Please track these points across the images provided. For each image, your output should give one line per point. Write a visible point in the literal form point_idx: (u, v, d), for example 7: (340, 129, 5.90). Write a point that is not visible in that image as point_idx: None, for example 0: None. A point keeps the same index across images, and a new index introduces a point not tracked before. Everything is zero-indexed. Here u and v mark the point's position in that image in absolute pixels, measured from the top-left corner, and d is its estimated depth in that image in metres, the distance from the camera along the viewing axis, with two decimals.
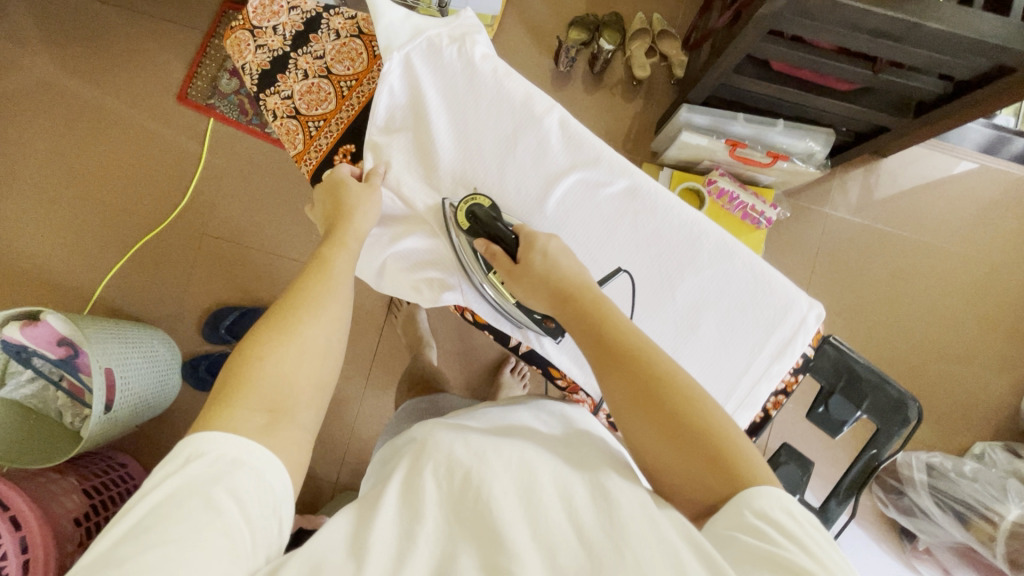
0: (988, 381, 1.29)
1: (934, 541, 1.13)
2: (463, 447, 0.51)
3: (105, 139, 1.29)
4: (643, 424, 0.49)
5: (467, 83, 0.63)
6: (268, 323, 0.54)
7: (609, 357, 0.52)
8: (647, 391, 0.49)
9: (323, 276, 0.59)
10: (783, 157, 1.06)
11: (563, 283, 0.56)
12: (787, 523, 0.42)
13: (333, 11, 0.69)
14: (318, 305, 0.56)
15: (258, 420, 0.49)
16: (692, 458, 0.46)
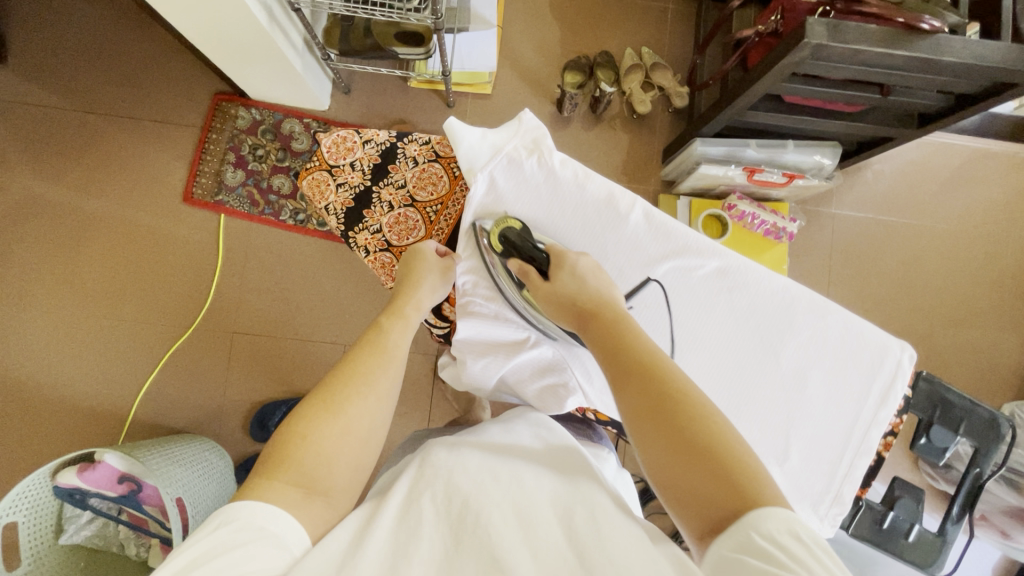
0: (1004, 344, 1.37)
1: (989, 507, 1.19)
2: (462, 472, 0.54)
3: (114, 253, 1.25)
4: (655, 440, 0.49)
5: (543, 192, 0.68)
6: (318, 398, 0.55)
7: (620, 372, 0.54)
8: (652, 402, 0.50)
9: (370, 353, 0.59)
10: (797, 176, 1.12)
11: (589, 300, 0.60)
12: (790, 545, 0.39)
13: (406, 141, 0.74)
14: (366, 385, 0.56)
15: (293, 495, 0.48)
16: (698, 471, 0.46)
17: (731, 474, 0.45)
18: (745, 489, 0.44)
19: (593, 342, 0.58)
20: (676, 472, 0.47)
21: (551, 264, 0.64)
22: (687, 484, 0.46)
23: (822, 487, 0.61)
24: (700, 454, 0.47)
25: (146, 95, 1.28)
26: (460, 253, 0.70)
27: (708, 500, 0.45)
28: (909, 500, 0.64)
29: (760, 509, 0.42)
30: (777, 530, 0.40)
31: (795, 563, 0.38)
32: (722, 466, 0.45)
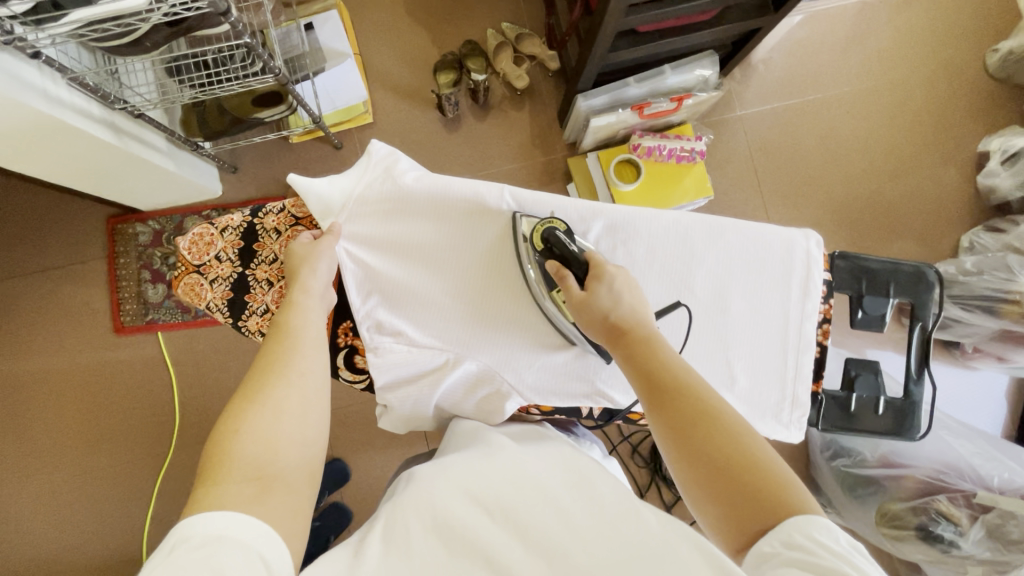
0: (944, 179, 1.38)
1: (978, 338, 1.21)
2: (454, 479, 0.50)
3: (71, 407, 1.23)
4: (699, 463, 0.46)
5: (408, 205, 0.60)
6: (241, 393, 0.50)
7: (660, 393, 0.49)
8: (693, 424, 0.47)
9: (285, 340, 0.53)
10: (686, 96, 1.10)
11: (620, 318, 0.53)
12: (834, 546, 0.39)
13: (262, 211, 0.60)
14: (286, 367, 0.51)
15: (247, 491, 0.43)
16: (739, 495, 0.44)
17: (773, 497, 0.43)
18: (781, 508, 0.43)
19: (627, 362, 0.52)
20: (716, 492, 0.45)
21: (591, 274, 0.55)
22: (731, 511, 0.44)
23: (777, 395, 0.61)
24: (743, 471, 0.45)
25: (42, 245, 1.25)
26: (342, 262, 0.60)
27: (743, 515, 0.44)
28: (867, 376, 0.64)
29: (800, 516, 0.41)
30: (818, 534, 0.40)
31: (846, 558, 0.38)
32: (760, 487, 0.44)
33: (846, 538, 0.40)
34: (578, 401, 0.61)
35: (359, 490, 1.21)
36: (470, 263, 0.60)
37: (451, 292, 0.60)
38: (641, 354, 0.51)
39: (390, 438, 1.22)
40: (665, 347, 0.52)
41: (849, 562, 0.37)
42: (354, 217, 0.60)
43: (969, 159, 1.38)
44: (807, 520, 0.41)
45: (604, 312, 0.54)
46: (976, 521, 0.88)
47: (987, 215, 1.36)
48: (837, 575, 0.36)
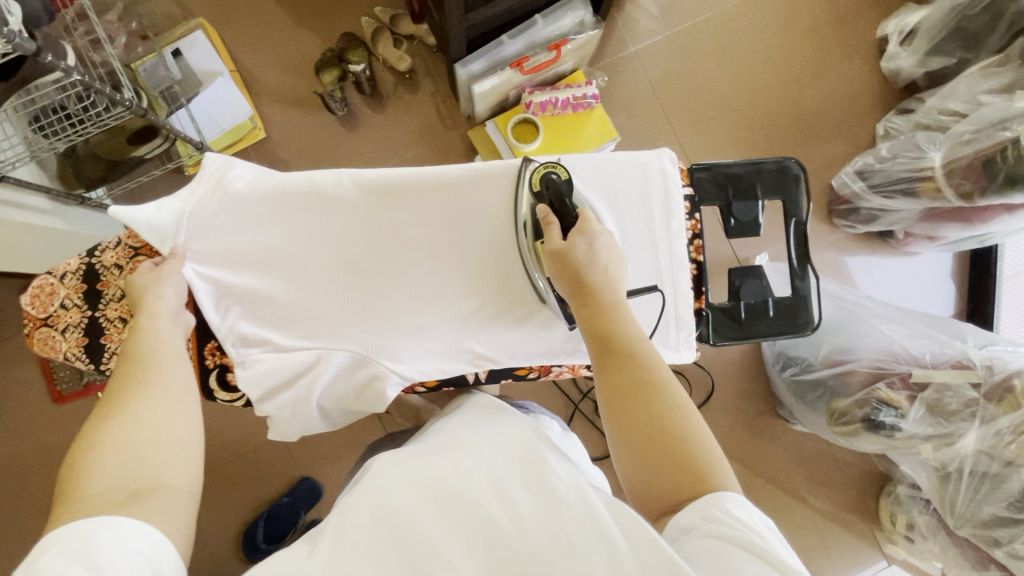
0: (851, 71, 1.37)
1: (907, 222, 1.21)
2: (395, 474, 0.48)
3: (27, 488, 1.19)
4: (626, 422, 0.48)
5: (242, 210, 0.58)
6: (99, 408, 0.48)
7: (609, 354, 0.51)
8: (637, 388, 0.49)
9: (138, 357, 0.51)
10: (563, 42, 1.08)
11: (587, 276, 0.53)
12: (746, 519, 0.41)
13: (98, 250, 0.58)
14: (147, 378, 0.49)
15: (118, 495, 0.42)
16: (660, 465, 0.46)
17: (693, 476, 0.45)
18: (698, 488, 0.45)
19: (587, 322, 0.53)
20: (639, 454, 0.47)
21: (575, 228, 0.55)
22: (652, 480, 0.46)
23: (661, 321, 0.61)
24: (671, 443, 0.46)
25: None
26: (192, 278, 0.57)
27: (662, 484, 0.46)
28: (751, 282, 0.64)
29: (715, 492, 0.44)
30: (732, 507, 0.42)
31: (758, 530, 0.40)
32: (683, 463, 0.46)
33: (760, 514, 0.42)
34: (462, 368, 0.59)
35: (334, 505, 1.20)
36: (423, 263, 0.59)
37: (307, 291, 0.58)
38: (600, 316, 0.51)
39: (353, 447, 1.21)
40: (625, 313, 0.52)
41: (758, 530, 0.40)
42: (193, 231, 0.57)
43: (870, 47, 1.37)
44: (725, 497, 0.44)
45: (578, 268, 0.53)
46: (915, 400, 0.88)
47: (898, 99, 1.35)
48: (737, 539, 0.39)
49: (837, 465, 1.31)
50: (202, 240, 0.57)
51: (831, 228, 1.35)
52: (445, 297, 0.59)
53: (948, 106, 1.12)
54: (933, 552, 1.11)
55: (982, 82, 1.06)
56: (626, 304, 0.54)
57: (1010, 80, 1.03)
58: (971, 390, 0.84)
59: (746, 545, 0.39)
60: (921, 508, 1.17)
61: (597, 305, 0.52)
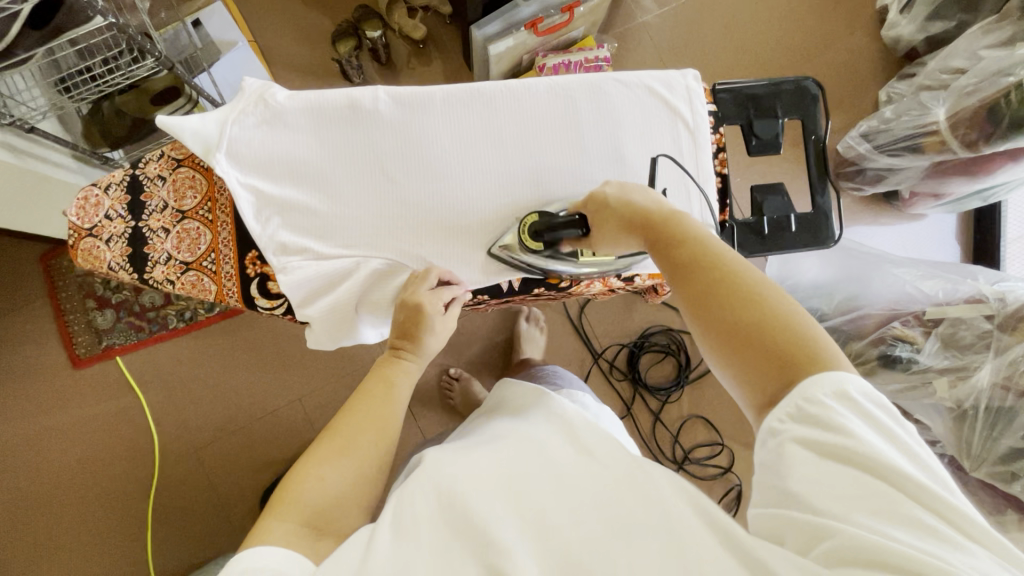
0: (851, 41, 1.41)
1: (913, 181, 1.24)
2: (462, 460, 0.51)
3: (40, 454, 1.17)
4: (709, 328, 0.48)
5: (284, 123, 0.60)
6: (324, 440, 0.51)
7: (676, 269, 0.51)
8: (708, 291, 0.48)
9: (364, 404, 0.54)
10: (576, 5, 1.10)
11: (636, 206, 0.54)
12: (856, 409, 0.41)
13: (142, 162, 0.60)
14: (360, 420, 0.53)
15: (303, 529, 0.46)
16: (751, 356, 0.45)
17: (788, 359, 0.44)
18: (797, 368, 0.43)
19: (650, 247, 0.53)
20: (731, 355, 0.47)
21: (588, 213, 0.58)
22: (751, 373, 0.45)
23: None
24: (757, 332, 0.45)
25: None
26: (233, 185, 0.58)
27: (764, 374, 0.45)
28: (773, 197, 0.66)
29: (816, 372, 0.43)
30: (836, 394, 0.42)
31: (868, 419, 0.41)
32: (776, 347, 0.44)
33: (861, 391, 0.42)
34: (495, 276, 0.62)
35: None
36: (474, 182, 0.62)
37: (345, 204, 0.60)
38: (666, 226, 0.52)
39: None
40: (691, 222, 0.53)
41: (866, 425, 0.41)
42: (232, 142, 0.58)
43: (870, 19, 1.41)
44: (823, 376, 0.43)
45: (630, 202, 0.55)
46: (930, 334, 0.91)
47: (896, 68, 1.39)
48: (844, 451, 0.40)
49: None
50: (241, 151, 0.59)
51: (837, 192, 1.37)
52: (476, 208, 0.62)
53: (950, 65, 1.14)
54: None
55: (981, 38, 1.09)
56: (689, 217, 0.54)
57: (1009, 35, 1.06)
58: (985, 322, 0.87)
59: (855, 459, 0.39)
60: None
61: (660, 220, 0.53)
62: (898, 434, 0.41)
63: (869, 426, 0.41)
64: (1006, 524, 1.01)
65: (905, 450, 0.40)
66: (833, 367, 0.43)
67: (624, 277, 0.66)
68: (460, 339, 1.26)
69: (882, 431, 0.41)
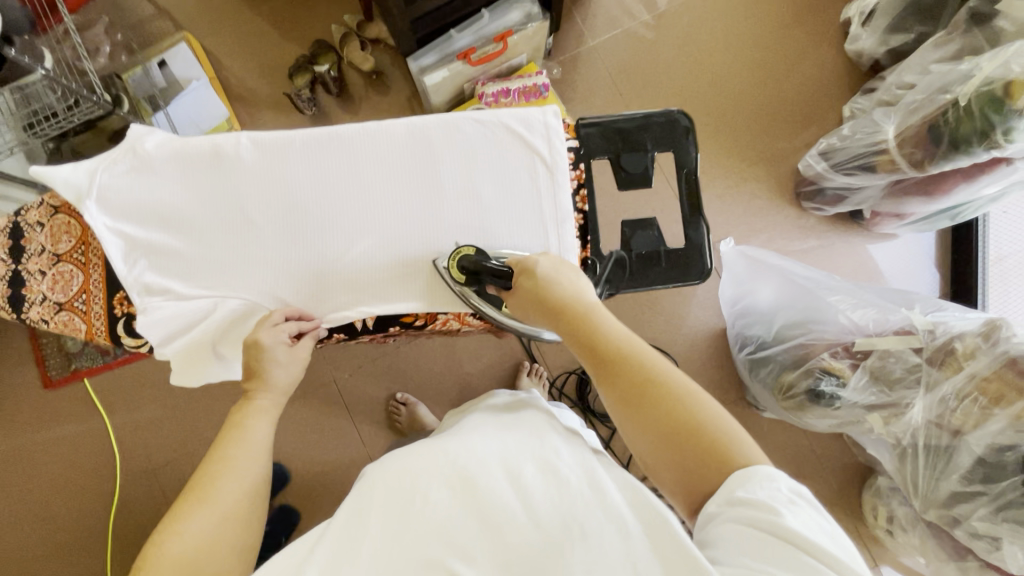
0: (814, 56, 1.36)
1: (873, 200, 1.18)
2: (411, 465, 0.53)
3: (9, 473, 1.22)
4: (638, 430, 0.48)
5: (151, 169, 0.62)
6: (189, 492, 0.50)
7: (599, 368, 0.50)
8: (634, 391, 0.48)
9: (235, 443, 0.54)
10: (508, 34, 1.10)
11: (562, 298, 0.53)
12: (780, 497, 0.42)
13: (25, 210, 0.65)
14: (228, 462, 0.52)
15: None
16: (681, 457, 0.46)
17: (718, 462, 0.45)
18: (726, 468, 0.45)
19: (572, 340, 0.52)
20: (661, 458, 0.47)
21: (519, 272, 0.57)
22: (683, 478, 0.46)
23: None
24: (686, 435, 0.46)
25: None
26: (101, 229, 0.61)
27: (696, 478, 0.45)
28: (642, 232, 0.65)
29: (742, 471, 0.44)
30: (759, 485, 0.43)
31: (792, 505, 0.41)
32: (705, 451, 0.45)
33: (786, 484, 0.43)
34: (347, 314, 0.63)
35: (302, 490, 1.21)
36: (332, 222, 0.63)
37: (208, 246, 0.62)
38: (584, 329, 0.51)
39: (319, 432, 1.24)
40: (607, 320, 0.52)
41: (790, 507, 0.41)
42: (99, 189, 0.61)
43: (834, 32, 1.37)
44: (749, 473, 0.44)
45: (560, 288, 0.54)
46: (859, 368, 0.85)
47: (862, 83, 1.34)
48: (770, 525, 0.40)
49: (814, 457, 1.25)
50: (110, 197, 0.62)
51: (801, 212, 1.32)
52: (332, 245, 0.63)
53: (905, 80, 1.09)
54: (913, 545, 1.03)
55: (932, 52, 1.04)
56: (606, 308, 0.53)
57: (958, 48, 1.00)
58: (914, 355, 0.81)
59: (776, 527, 0.40)
60: (901, 499, 1.09)
61: (580, 315, 0.52)
62: (824, 517, 0.42)
63: (793, 508, 0.41)
64: (969, 571, 0.92)
65: (826, 529, 0.41)
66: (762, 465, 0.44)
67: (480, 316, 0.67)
68: (409, 364, 1.26)
69: (805, 514, 0.41)
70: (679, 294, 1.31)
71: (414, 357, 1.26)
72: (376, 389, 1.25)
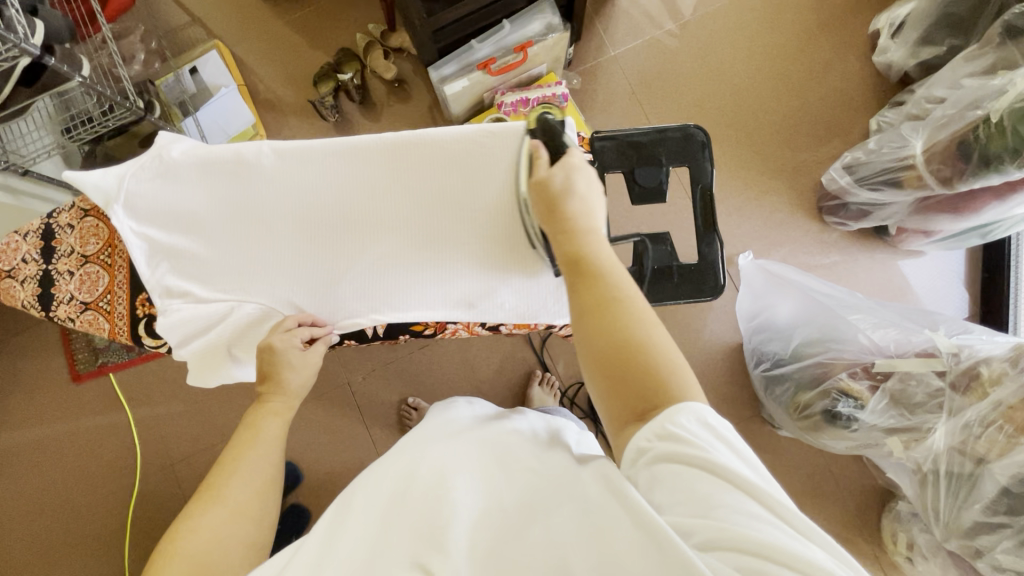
0: (841, 68, 1.34)
1: (898, 216, 1.15)
2: (382, 472, 0.53)
3: (36, 462, 1.27)
4: (589, 336, 0.47)
5: (177, 176, 0.64)
6: (203, 493, 0.51)
7: (574, 273, 0.50)
8: (599, 302, 0.48)
9: (243, 446, 0.55)
10: (529, 44, 1.11)
11: (551, 203, 0.54)
12: (707, 430, 0.41)
13: (56, 212, 0.67)
14: (239, 465, 0.53)
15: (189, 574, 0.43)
16: (618, 375, 0.45)
17: (652, 394, 0.44)
18: (657, 401, 0.43)
19: (558, 246, 0.53)
20: (601, 370, 0.46)
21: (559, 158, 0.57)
22: (612, 395, 0.45)
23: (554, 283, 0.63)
24: (630, 354, 0.45)
25: None
26: (128, 232, 0.63)
27: (622, 396, 0.45)
28: (654, 246, 0.64)
29: (676, 403, 0.43)
30: (694, 420, 0.42)
31: (722, 441, 0.41)
32: (640, 374, 0.44)
33: (715, 417, 0.42)
34: (359, 321, 0.65)
35: (313, 490, 1.23)
36: (346, 231, 0.64)
37: (227, 253, 0.64)
38: (571, 237, 0.52)
39: (331, 434, 1.25)
40: (598, 238, 0.52)
41: (722, 446, 0.41)
42: (126, 194, 0.63)
43: (861, 44, 1.34)
44: (680, 409, 0.42)
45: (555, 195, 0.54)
46: (878, 390, 0.83)
47: (889, 97, 1.31)
48: (699, 463, 0.39)
49: (832, 478, 1.22)
50: (137, 202, 0.64)
51: (823, 226, 1.29)
52: (348, 255, 0.64)
53: (935, 94, 1.07)
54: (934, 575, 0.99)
55: (964, 66, 1.02)
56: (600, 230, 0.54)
57: (990, 63, 0.98)
58: (936, 378, 0.79)
59: (703, 464, 0.39)
60: (921, 526, 1.05)
61: (569, 226, 0.53)
62: (751, 454, 0.41)
63: (723, 444, 0.41)
64: None
65: (755, 469, 0.40)
66: (703, 405, 0.42)
67: (487, 325, 0.69)
68: (422, 369, 1.27)
69: (733, 450, 0.41)
70: (695, 307, 1.29)
71: (427, 362, 1.27)
72: (388, 393, 1.26)
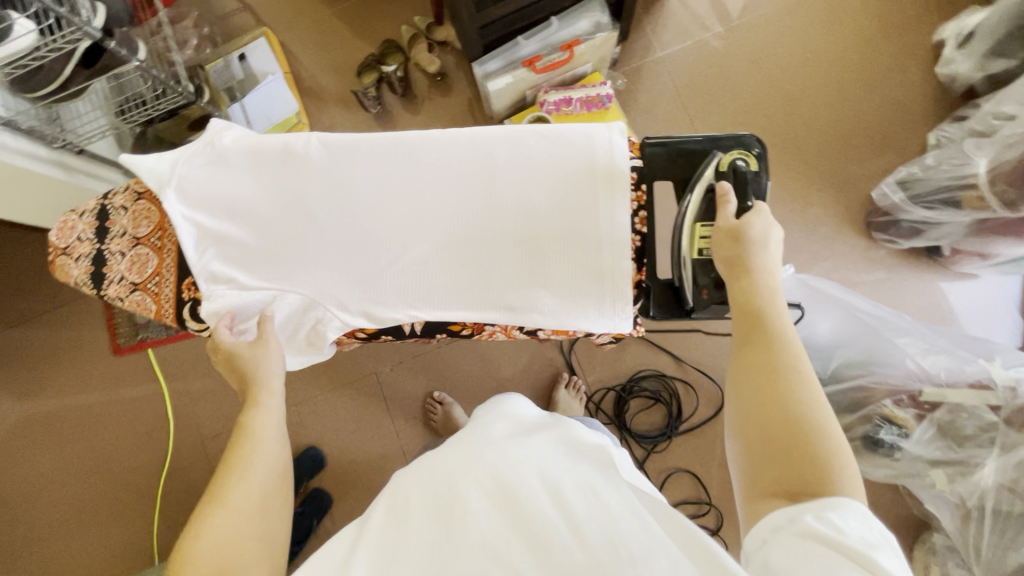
0: (898, 78, 1.28)
1: (954, 236, 1.09)
2: (445, 471, 0.52)
3: (76, 429, 1.32)
4: (759, 398, 0.51)
5: (226, 163, 0.66)
6: (211, 494, 0.54)
7: (752, 332, 0.54)
8: (775, 370, 0.51)
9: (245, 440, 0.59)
10: (576, 43, 1.10)
11: (730, 258, 0.57)
12: (869, 535, 0.40)
13: (111, 193, 0.69)
14: (244, 463, 0.56)
15: None
16: (778, 444, 0.48)
17: (805, 473, 0.46)
18: (810, 484, 0.45)
19: (735, 301, 0.56)
20: (761, 432, 0.49)
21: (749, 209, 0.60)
22: (766, 461, 0.48)
23: (596, 289, 0.62)
24: (792, 429, 0.48)
25: (33, 287, 1.36)
26: (177, 215, 0.64)
27: (777, 467, 0.47)
28: None
29: (832, 496, 0.43)
30: (855, 519, 0.41)
31: (878, 546, 0.39)
32: (798, 453, 0.47)
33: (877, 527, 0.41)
34: (397, 316, 0.64)
35: (336, 475, 1.25)
36: (387, 224, 0.64)
37: (271, 239, 0.65)
38: (751, 296, 0.55)
39: (357, 422, 1.27)
40: (778, 305, 0.55)
41: (878, 549, 0.39)
42: (175, 179, 0.65)
43: (923, 54, 1.29)
44: (834, 504, 0.43)
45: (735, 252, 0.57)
46: (925, 419, 0.81)
47: (950, 110, 1.25)
48: (849, 555, 0.38)
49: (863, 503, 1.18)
50: (186, 186, 0.65)
51: (871, 242, 1.24)
52: (388, 248, 0.64)
53: (1003, 110, 1.01)
54: None
55: None
56: (783, 293, 0.56)
57: None
58: (990, 413, 0.77)
59: (854, 556, 0.38)
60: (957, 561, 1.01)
61: (750, 286, 0.56)
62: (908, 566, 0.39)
63: (880, 550, 0.39)
64: None
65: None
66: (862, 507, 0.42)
67: (526, 329, 0.68)
68: (449, 364, 1.27)
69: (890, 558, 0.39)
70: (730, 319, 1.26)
71: (454, 357, 1.28)
72: (414, 385, 1.27)
